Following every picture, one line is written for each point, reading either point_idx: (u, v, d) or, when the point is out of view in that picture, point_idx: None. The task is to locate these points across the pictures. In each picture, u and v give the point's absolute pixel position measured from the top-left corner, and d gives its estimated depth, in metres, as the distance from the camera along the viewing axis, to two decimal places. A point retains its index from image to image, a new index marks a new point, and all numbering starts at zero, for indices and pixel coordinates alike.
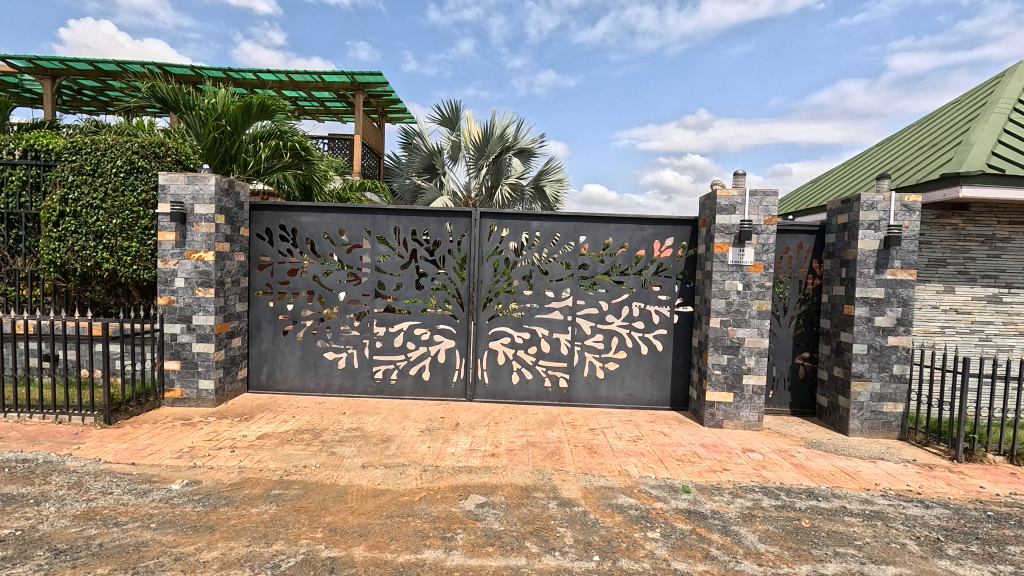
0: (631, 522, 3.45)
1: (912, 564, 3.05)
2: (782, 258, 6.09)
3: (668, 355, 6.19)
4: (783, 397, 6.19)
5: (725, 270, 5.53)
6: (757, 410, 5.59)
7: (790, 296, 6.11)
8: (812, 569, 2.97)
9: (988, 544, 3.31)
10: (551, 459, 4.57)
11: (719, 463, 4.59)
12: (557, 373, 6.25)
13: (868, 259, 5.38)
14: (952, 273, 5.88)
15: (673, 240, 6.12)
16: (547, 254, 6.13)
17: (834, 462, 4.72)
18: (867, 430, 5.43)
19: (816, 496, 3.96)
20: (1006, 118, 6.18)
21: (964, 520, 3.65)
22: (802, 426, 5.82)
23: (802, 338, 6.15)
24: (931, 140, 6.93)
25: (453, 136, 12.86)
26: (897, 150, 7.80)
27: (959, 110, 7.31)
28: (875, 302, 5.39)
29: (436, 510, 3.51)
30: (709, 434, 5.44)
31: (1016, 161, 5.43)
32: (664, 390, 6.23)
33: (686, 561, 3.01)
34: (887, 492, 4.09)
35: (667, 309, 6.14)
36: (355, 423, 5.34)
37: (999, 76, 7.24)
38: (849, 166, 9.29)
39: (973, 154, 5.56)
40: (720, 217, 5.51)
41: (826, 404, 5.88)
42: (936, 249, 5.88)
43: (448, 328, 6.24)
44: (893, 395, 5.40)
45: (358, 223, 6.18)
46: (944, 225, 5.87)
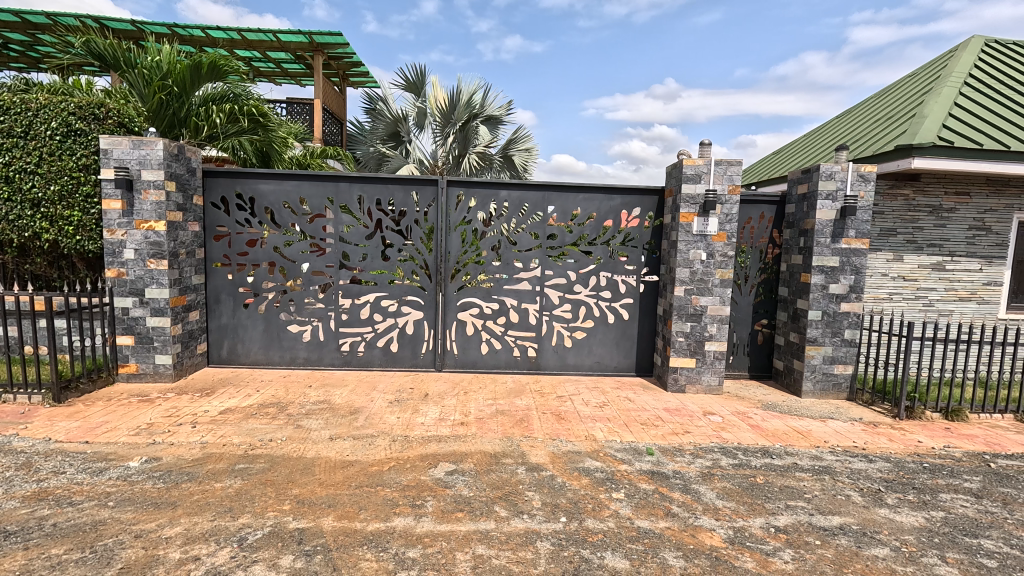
0: (596, 484, 3.57)
1: (855, 514, 3.27)
2: (744, 227, 6.24)
3: (634, 323, 6.32)
4: (742, 362, 6.44)
5: (690, 239, 5.63)
6: (717, 374, 5.81)
7: (750, 266, 6.29)
8: (765, 521, 3.15)
9: (922, 493, 3.58)
10: (520, 426, 4.65)
11: (681, 426, 4.77)
12: (526, 342, 6.30)
13: (825, 229, 5.57)
14: (901, 242, 6.15)
15: (640, 210, 6.17)
16: (515, 224, 6.09)
17: (788, 423, 4.96)
18: (819, 391, 5.72)
19: (771, 454, 4.18)
20: (957, 91, 6.40)
21: (903, 472, 3.92)
22: (759, 389, 6.09)
23: (761, 305, 6.37)
24: (888, 113, 7.13)
25: (418, 102, 12.45)
26: (854, 122, 8.04)
27: (913, 83, 7.55)
28: (830, 270, 5.60)
29: (406, 479, 3.53)
30: (673, 398, 5.63)
31: (966, 134, 5.65)
32: (630, 357, 6.39)
33: (649, 519, 3.13)
34: (835, 448, 4.35)
35: (634, 279, 6.24)
36: (322, 396, 5.28)
37: (953, 50, 7.46)
38: (810, 137, 9.52)
39: (926, 126, 5.75)
40: (686, 187, 5.57)
41: (782, 368, 6.15)
42: (887, 218, 6.13)
43: (417, 299, 6.18)
44: (843, 358, 5.69)
45: (320, 191, 5.96)
46: (896, 195, 6.10)
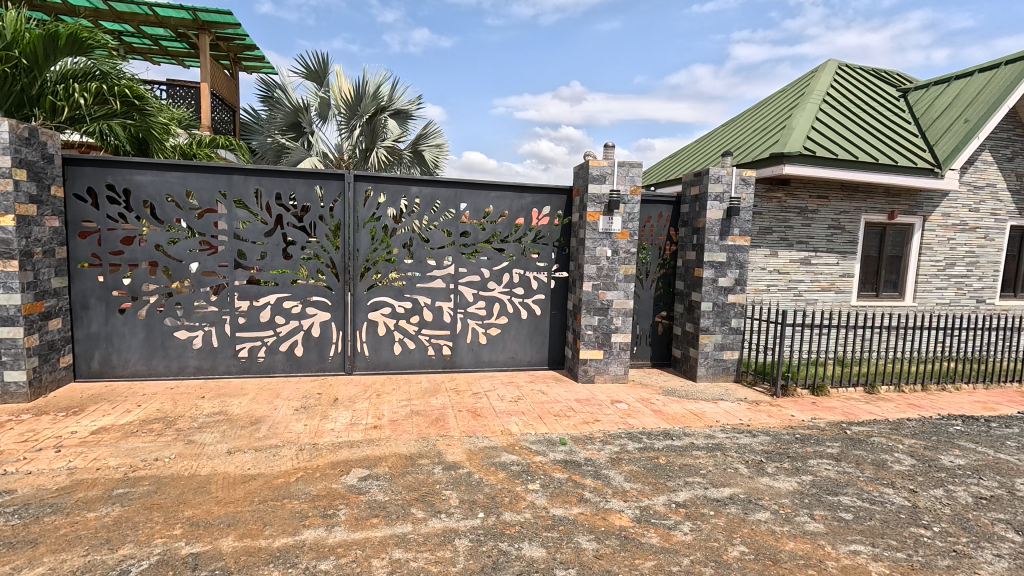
0: (513, 477, 3.63)
1: (742, 484, 3.63)
2: (645, 226, 6.66)
3: (546, 318, 6.50)
4: (644, 351, 6.89)
5: (597, 237, 5.90)
6: (623, 364, 6.16)
7: (651, 261, 6.74)
8: (667, 498, 3.40)
9: (795, 460, 4.06)
10: (435, 425, 4.60)
11: (591, 415, 4.99)
12: (440, 341, 6.24)
13: (714, 228, 6.11)
14: (776, 239, 6.92)
15: (550, 209, 6.34)
16: (427, 221, 6.01)
17: (685, 406, 5.39)
18: (711, 375, 6.28)
19: (671, 436, 4.52)
20: (818, 107, 7.31)
21: (780, 443, 4.42)
22: (660, 376, 6.56)
23: (661, 298, 6.84)
24: (763, 124, 7.97)
25: (321, 92, 11.82)
26: (737, 131, 8.87)
27: (784, 98, 8.50)
28: (719, 265, 6.15)
29: (315, 489, 3.35)
30: (583, 389, 5.88)
31: (825, 145, 6.49)
32: (542, 351, 6.57)
33: (564, 506, 3.25)
34: (725, 426, 4.80)
35: (545, 275, 6.42)
36: (217, 407, 4.85)
37: (813, 71, 8.51)
38: (701, 143, 10.35)
39: (794, 137, 6.52)
40: (592, 187, 5.82)
41: (679, 355, 6.67)
42: (764, 218, 6.87)
43: (323, 300, 5.88)
44: (731, 344, 6.28)
45: (209, 183, 5.45)
46: (771, 198, 6.85)
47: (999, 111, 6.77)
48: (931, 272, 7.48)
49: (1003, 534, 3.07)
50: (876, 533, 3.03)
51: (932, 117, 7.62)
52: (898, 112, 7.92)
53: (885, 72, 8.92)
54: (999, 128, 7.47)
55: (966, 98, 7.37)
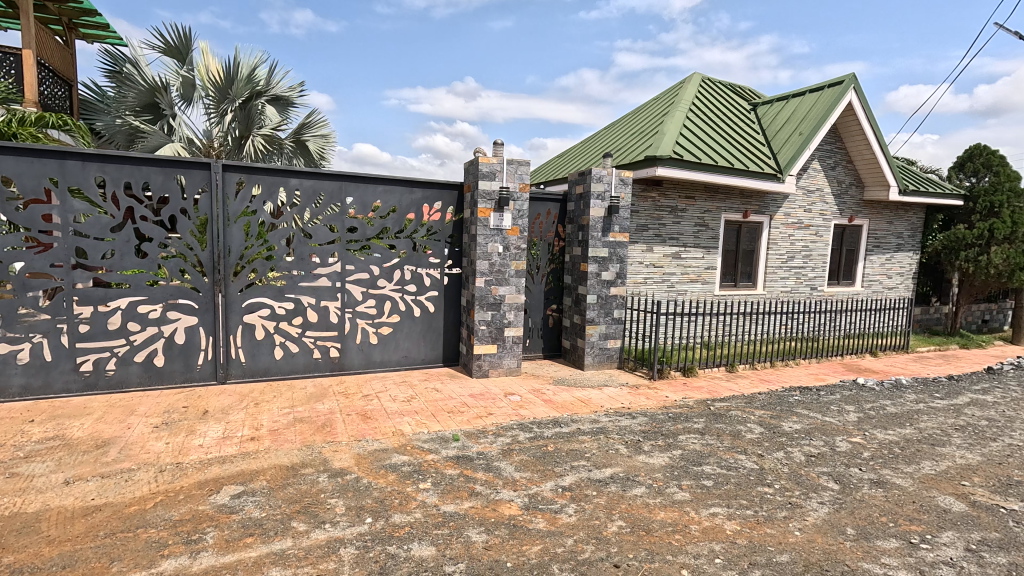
0: (403, 478, 3.57)
1: (622, 463, 3.91)
2: (535, 222, 6.87)
3: (440, 315, 6.46)
4: (536, 344, 7.12)
5: (488, 233, 5.97)
6: (516, 357, 6.32)
7: (541, 257, 6.98)
8: (554, 483, 3.56)
9: (667, 437, 4.47)
10: (321, 432, 4.37)
11: (484, 409, 5.06)
12: (327, 343, 5.92)
13: (597, 225, 6.48)
14: (652, 236, 7.52)
15: (441, 204, 6.30)
16: (309, 215, 5.65)
17: (573, 394, 5.68)
18: (597, 363, 6.67)
19: (559, 424, 4.73)
20: (685, 116, 8.05)
21: (655, 423, 4.83)
22: (551, 366, 6.83)
23: (551, 292, 7.11)
24: (640, 129, 8.60)
25: (183, 71, 10.59)
26: (616, 134, 9.48)
27: (656, 106, 9.24)
28: (602, 260, 6.54)
29: (177, 514, 3.02)
30: (477, 384, 5.94)
31: (690, 151, 7.17)
32: (436, 348, 6.51)
33: (455, 502, 3.27)
34: (608, 411, 5.15)
35: (438, 272, 6.36)
36: (52, 431, 4.15)
37: (681, 83, 9.36)
38: (585, 144, 10.89)
39: (665, 142, 7.12)
40: (482, 183, 5.87)
41: (568, 346, 6.99)
42: (641, 216, 7.43)
43: (189, 303, 5.29)
44: (614, 333, 6.73)
45: (35, 170, 4.63)
46: (647, 197, 7.43)
47: (824, 127, 7.97)
48: (776, 264, 8.62)
49: (826, 484, 3.64)
50: (731, 495, 3.45)
51: (775, 129, 8.76)
52: (749, 124, 8.99)
53: (739, 87, 10.07)
54: (825, 141, 8.80)
55: (800, 114, 8.57)
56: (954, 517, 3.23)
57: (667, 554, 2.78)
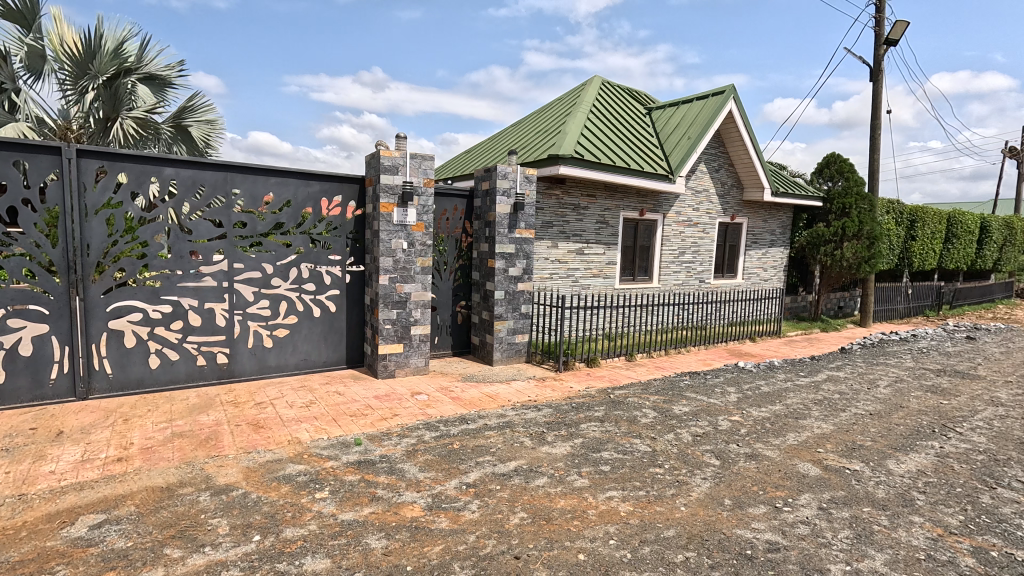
0: (298, 489, 3.36)
1: (526, 456, 3.99)
2: (441, 218, 6.79)
3: (342, 315, 6.17)
4: (445, 341, 7.06)
5: (391, 229, 5.80)
6: (423, 356, 6.22)
7: (448, 253, 6.91)
8: (458, 481, 3.54)
9: (570, 427, 4.63)
10: (205, 446, 3.99)
11: (389, 411, 4.93)
12: (214, 348, 5.43)
13: (503, 221, 6.54)
14: (556, 232, 7.75)
15: (341, 198, 6.00)
16: (188, 209, 5.13)
17: (481, 390, 5.70)
18: (505, 358, 6.75)
19: (466, 420, 4.73)
20: (586, 117, 8.38)
21: (559, 414, 4.99)
22: (460, 363, 6.81)
23: (459, 288, 7.07)
24: (544, 128, 8.81)
25: (29, 40, 9.14)
26: (522, 132, 9.62)
27: (560, 106, 9.51)
28: (509, 256, 6.62)
29: (17, 555, 2.60)
30: (382, 385, 5.76)
31: (590, 151, 7.47)
32: (339, 350, 6.22)
33: (354, 510, 3.14)
34: (515, 404, 5.23)
35: (339, 270, 6.07)
36: None
37: (582, 85, 9.72)
38: (492, 140, 10.94)
39: (567, 142, 7.35)
40: (384, 177, 5.69)
41: (477, 342, 7.01)
42: (546, 213, 7.62)
43: (38, 308, 4.59)
44: (522, 328, 6.84)
45: None
46: (551, 195, 7.63)
47: (708, 133, 8.69)
48: (670, 259, 9.26)
49: (708, 461, 3.99)
50: (626, 478, 3.65)
51: (667, 133, 9.38)
52: (644, 127, 9.56)
53: (635, 92, 10.65)
54: (710, 146, 9.58)
55: (688, 120, 9.26)
56: (810, 480, 3.68)
57: (565, 541, 2.87)
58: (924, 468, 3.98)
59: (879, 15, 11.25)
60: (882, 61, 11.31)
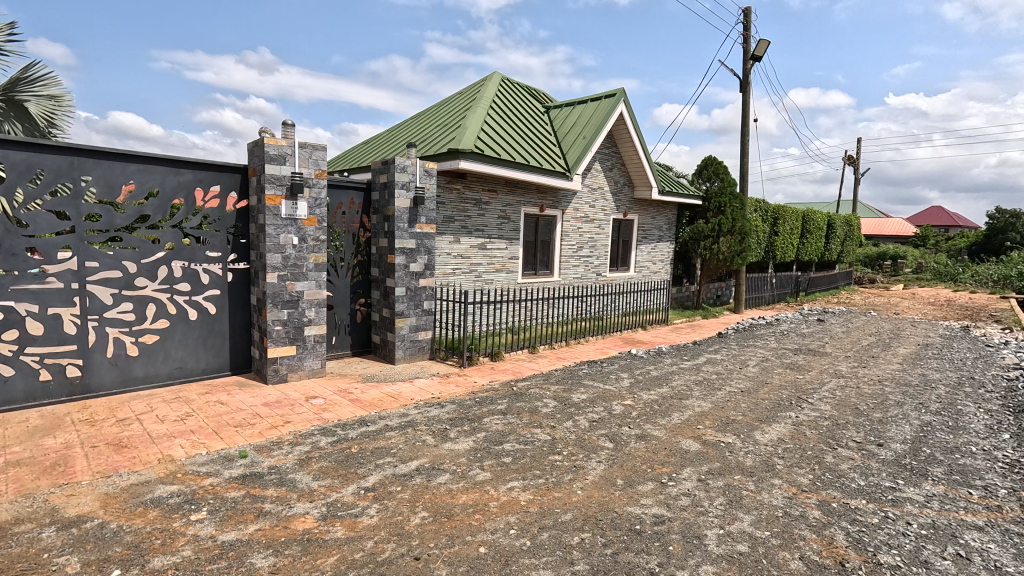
0: (169, 513, 3.02)
1: (428, 454, 3.94)
2: (336, 212, 6.44)
3: (224, 317, 5.64)
4: (344, 341, 6.73)
5: (279, 223, 5.40)
6: (319, 357, 5.88)
7: (345, 249, 6.59)
8: (356, 486, 3.40)
9: (473, 421, 4.65)
10: (51, 474, 3.44)
11: (280, 418, 4.60)
12: (62, 361, 4.69)
13: (403, 216, 6.37)
14: (458, 227, 7.71)
15: (219, 189, 5.47)
16: (22, 197, 4.37)
17: (382, 390, 5.53)
18: (408, 356, 6.60)
19: (365, 422, 4.55)
20: (486, 112, 8.41)
21: (462, 409, 4.99)
22: (360, 363, 6.54)
23: (358, 286, 6.78)
24: (444, 121, 8.70)
25: None
26: (422, 125, 9.42)
27: (460, 101, 9.45)
28: (409, 252, 6.46)
29: None
30: (273, 391, 5.35)
31: (491, 147, 7.52)
32: (221, 355, 5.68)
33: (237, 528, 2.89)
34: (418, 403, 5.14)
35: (219, 267, 5.54)
36: None
37: (482, 81, 9.73)
38: (391, 132, 10.58)
39: (467, 136, 7.33)
40: (270, 167, 5.27)
41: (379, 341, 6.78)
42: (447, 208, 7.55)
43: None
44: (424, 325, 6.73)
45: None
46: (452, 189, 7.57)
47: (602, 133, 9.14)
48: (569, 253, 9.63)
49: (603, 444, 4.21)
50: (526, 468, 3.74)
51: (564, 131, 9.71)
52: (543, 125, 9.82)
53: (534, 91, 10.89)
54: (604, 146, 10.08)
55: (584, 120, 9.66)
56: (691, 455, 4.03)
57: (466, 535, 2.88)
58: (783, 436, 4.53)
59: (746, 33, 12.53)
60: (749, 75, 12.62)
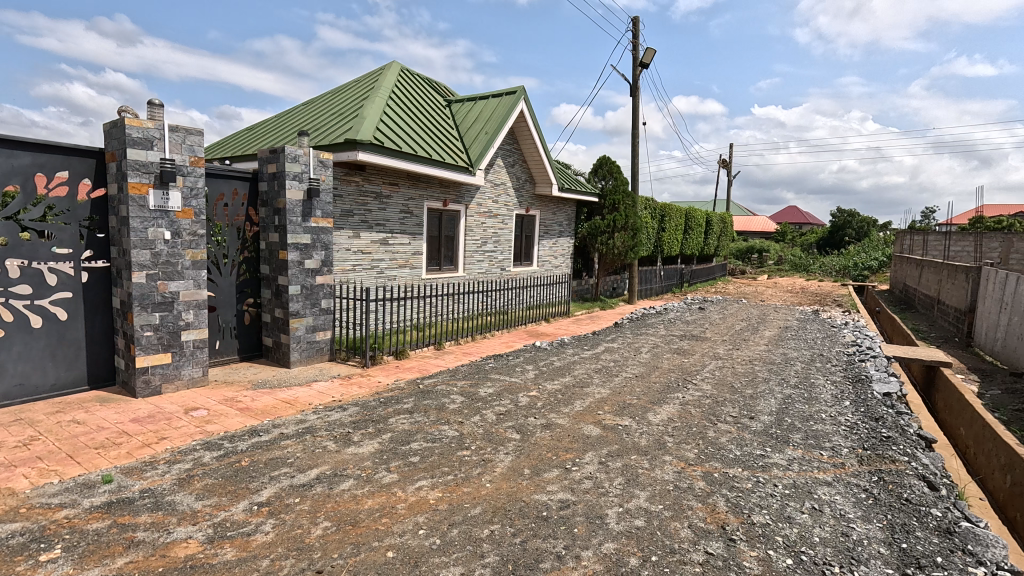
0: (10, 557, 2.56)
1: (329, 460, 3.73)
2: (217, 204, 5.85)
3: (78, 323, 4.89)
4: (230, 345, 6.14)
5: (147, 215, 4.78)
6: (200, 365, 5.31)
7: (229, 245, 6.01)
8: (248, 502, 3.13)
9: (378, 423, 4.49)
10: None
11: (154, 435, 4.09)
12: None
13: (296, 209, 5.95)
14: (357, 222, 7.37)
15: (68, 175, 4.71)
16: None
17: (276, 396, 5.14)
18: (305, 359, 6.19)
19: (258, 432, 4.20)
20: (385, 103, 8.11)
21: (366, 411, 4.79)
22: (250, 369, 6.02)
23: (245, 284, 6.23)
24: (339, 110, 8.26)
25: None
26: (315, 112, 8.85)
27: (357, 89, 9.02)
28: (304, 247, 6.06)
29: None
30: (144, 405, 4.75)
31: (391, 138, 7.28)
32: (76, 367, 4.92)
33: (101, 564, 2.52)
34: (317, 407, 4.85)
35: (71, 266, 4.78)
36: None
37: (381, 70, 9.37)
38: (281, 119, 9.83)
39: (365, 126, 7.03)
40: (133, 151, 4.63)
41: (271, 344, 6.29)
42: (345, 201, 7.19)
43: None
44: (322, 325, 6.36)
45: None
46: (350, 181, 7.22)
47: (503, 129, 9.24)
48: (473, 248, 9.64)
49: (510, 436, 4.28)
50: (435, 466, 3.69)
51: (466, 126, 9.69)
52: (445, 119, 9.70)
53: (435, 83, 10.72)
54: (506, 142, 10.21)
55: (485, 115, 9.70)
56: (593, 440, 4.24)
57: (373, 542, 2.77)
58: (672, 415, 4.93)
59: (635, 41, 13.37)
60: (638, 80, 13.47)
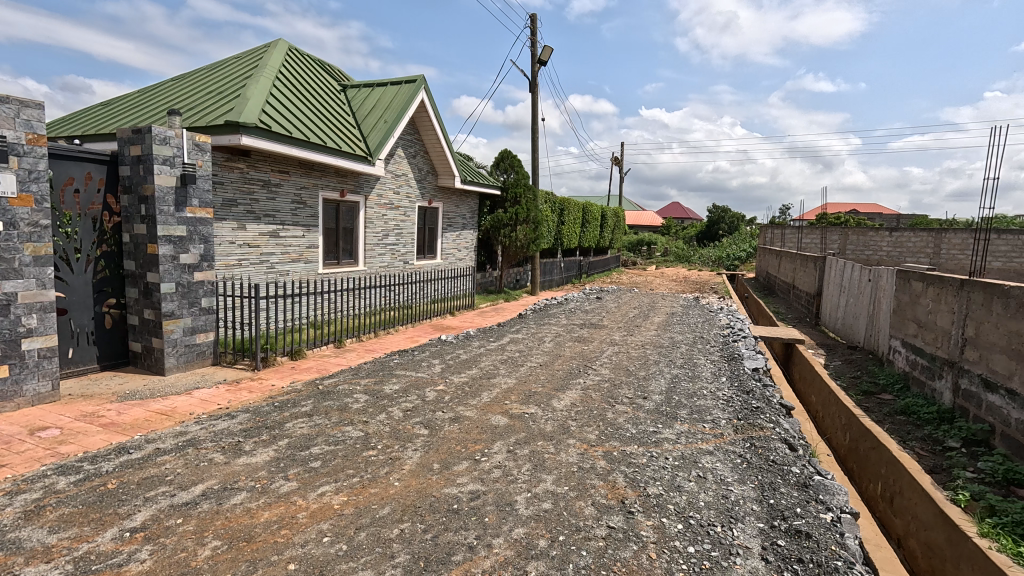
0: None
1: (216, 474, 3.41)
2: (64, 190, 4.99)
3: None
4: (88, 353, 5.34)
5: None
6: (49, 378, 4.55)
7: (82, 238, 5.20)
8: (117, 529, 2.76)
9: (273, 429, 4.18)
10: None
11: None
12: None
13: (167, 197, 5.29)
14: (242, 212, 6.75)
15: None
16: None
17: (148, 407, 4.57)
18: (183, 365, 5.57)
19: (128, 450, 3.71)
20: (271, 83, 7.49)
21: (258, 417, 4.44)
22: (113, 379, 5.29)
23: (105, 283, 5.45)
24: (217, 88, 7.47)
25: None
26: (187, 89, 7.93)
27: (238, 66, 8.22)
28: (178, 240, 5.43)
29: None
30: None
31: (279, 122, 6.75)
32: None
33: None
34: (200, 417, 4.39)
35: None
36: None
37: (266, 47, 8.62)
38: (144, 95, 8.67)
39: (249, 108, 6.44)
40: None
41: (140, 350, 5.58)
42: (227, 189, 6.55)
43: None
44: (203, 326, 5.76)
45: None
46: (232, 168, 6.58)
47: (403, 118, 8.98)
48: (373, 241, 9.28)
49: (417, 432, 4.21)
50: (338, 469, 3.52)
51: (363, 113, 9.27)
52: (340, 104, 9.20)
53: (328, 66, 10.11)
54: (406, 132, 9.94)
55: (384, 103, 9.35)
56: (500, 430, 4.31)
57: (271, 556, 2.58)
58: (575, 400, 5.17)
59: (533, 38, 13.66)
60: (537, 77, 13.79)
